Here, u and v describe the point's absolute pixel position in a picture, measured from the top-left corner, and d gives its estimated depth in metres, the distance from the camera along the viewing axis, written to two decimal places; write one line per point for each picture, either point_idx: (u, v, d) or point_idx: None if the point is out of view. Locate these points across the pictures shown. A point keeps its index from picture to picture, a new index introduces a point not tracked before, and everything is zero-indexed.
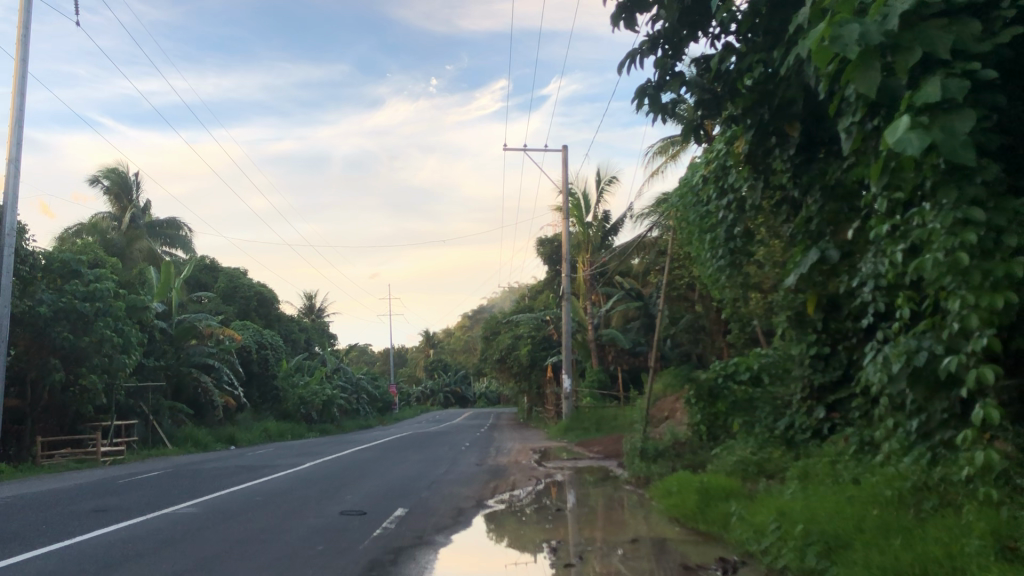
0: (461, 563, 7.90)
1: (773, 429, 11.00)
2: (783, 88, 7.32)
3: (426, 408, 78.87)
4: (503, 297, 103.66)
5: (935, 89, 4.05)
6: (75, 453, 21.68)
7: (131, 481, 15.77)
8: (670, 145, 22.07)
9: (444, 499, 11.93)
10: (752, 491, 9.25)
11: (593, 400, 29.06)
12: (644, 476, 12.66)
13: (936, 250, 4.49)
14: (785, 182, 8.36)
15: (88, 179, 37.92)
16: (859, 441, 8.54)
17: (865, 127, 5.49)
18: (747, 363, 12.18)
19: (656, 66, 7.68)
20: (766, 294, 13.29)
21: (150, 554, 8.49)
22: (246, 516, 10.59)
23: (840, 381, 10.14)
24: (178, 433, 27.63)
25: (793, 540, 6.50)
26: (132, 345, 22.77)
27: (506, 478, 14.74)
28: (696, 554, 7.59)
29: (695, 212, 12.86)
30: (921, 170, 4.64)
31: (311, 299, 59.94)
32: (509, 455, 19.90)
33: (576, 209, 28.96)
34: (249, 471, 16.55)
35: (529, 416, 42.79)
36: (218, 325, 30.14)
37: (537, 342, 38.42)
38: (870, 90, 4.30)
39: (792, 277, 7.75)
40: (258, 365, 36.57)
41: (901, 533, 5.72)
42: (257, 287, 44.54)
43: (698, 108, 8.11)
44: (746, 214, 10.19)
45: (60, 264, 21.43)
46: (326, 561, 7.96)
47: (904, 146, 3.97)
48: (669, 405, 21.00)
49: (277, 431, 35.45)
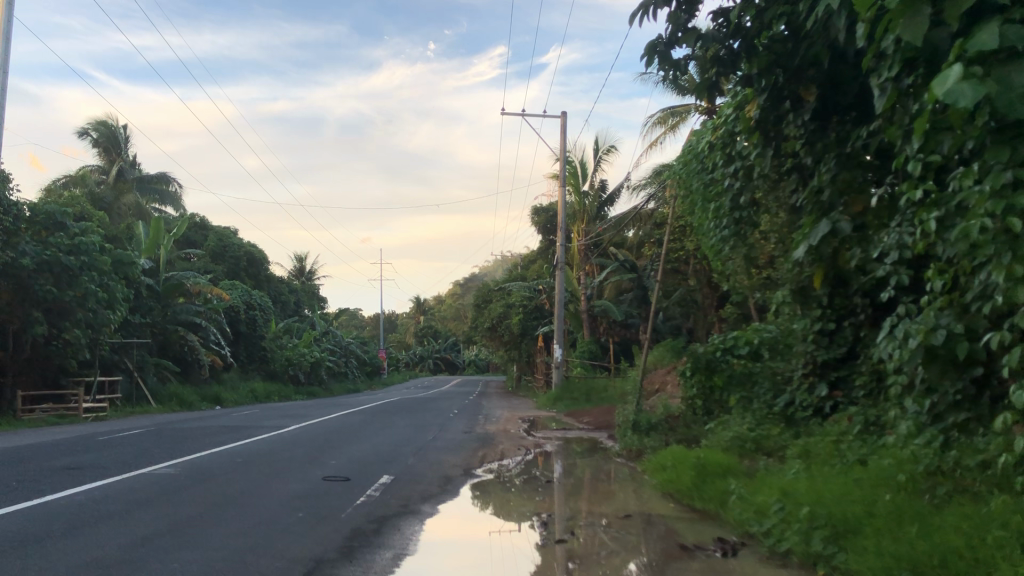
0: (449, 532, 7.57)
1: (771, 406, 10.68)
2: (806, 46, 6.93)
3: (414, 373, 78.89)
4: (496, 265, 103.25)
5: (993, 34, 3.59)
6: (57, 408, 21.30)
7: (111, 438, 15.43)
8: (671, 116, 21.57)
9: (431, 467, 11.61)
10: (751, 468, 8.94)
11: (584, 370, 28.83)
12: (637, 449, 12.35)
13: (985, 213, 4.15)
14: (797, 149, 8.00)
15: (77, 131, 37.20)
16: (864, 422, 8.26)
17: (900, 84, 5.18)
18: (747, 338, 11.80)
19: (670, 21, 7.23)
20: (766, 269, 12.95)
21: (124, 515, 8.10)
22: (227, 477, 10.25)
23: (845, 357, 9.89)
24: (163, 391, 27.34)
25: (798, 523, 6.18)
26: (117, 301, 22.46)
27: (495, 447, 14.39)
28: (691, 534, 7.23)
29: (698, 180, 12.46)
30: (969, 129, 4.24)
31: (301, 261, 59.46)
32: (498, 424, 19.53)
33: (572, 177, 28.50)
34: (231, 431, 16.22)
35: (518, 385, 42.69)
36: (207, 283, 29.68)
37: (529, 311, 38.18)
38: (916, 38, 3.87)
39: (801, 248, 7.15)
40: (246, 325, 36.17)
41: (919, 519, 5.42)
42: (246, 246, 43.94)
43: (712, 65, 7.49)
44: (753, 183, 9.79)
45: (45, 216, 20.86)
46: (306, 529, 7.57)
47: (955, 98, 3.50)
48: (660, 378, 20.79)
49: (263, 392, 35.13)
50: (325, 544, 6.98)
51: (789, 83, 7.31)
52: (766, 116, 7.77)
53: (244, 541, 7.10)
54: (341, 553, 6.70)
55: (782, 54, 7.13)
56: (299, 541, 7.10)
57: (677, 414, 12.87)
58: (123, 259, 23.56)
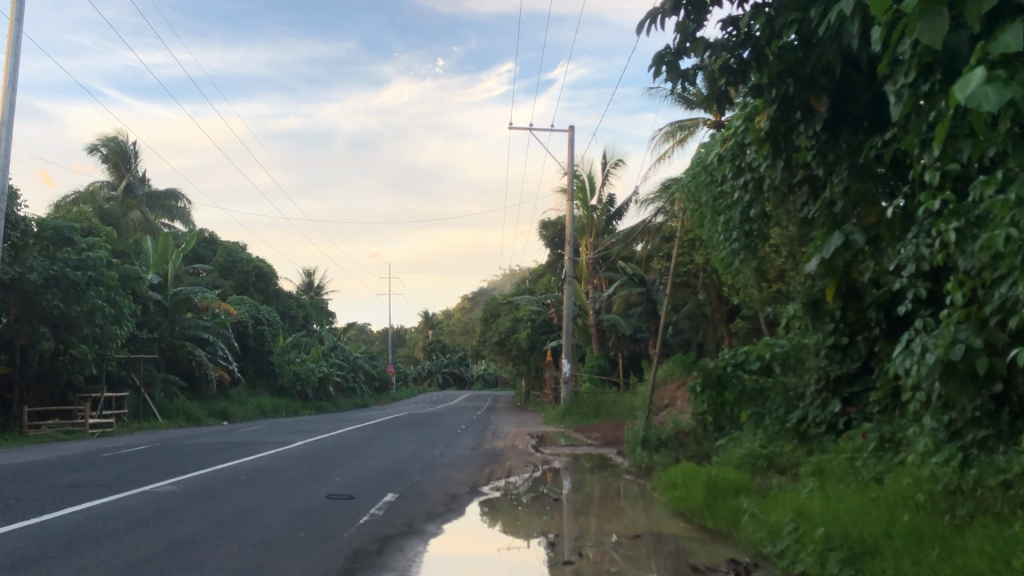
0: (454, 552, 7.38)
1: (784, 422, 10.47)
2: (818, 53, 6.75)
3: (422, 388, 78.93)
4: (504, 279, 103.50)
5: (1017, 35, 3.39)
6: (64, 423, 21.12)
7: (115, 454, 15.28)
8: (678, 129, 21.44)
9: (438, 485, 11.44)
10: (763, 486, 8.75)
11: (593, 384, 28.69)
12: (646, 465, 12.16)
13: (1008, 224, 3.98)
14: (809, 161, 7.82)
15: (86, 147, 37.26)
16: (879, 439, 8.08)
17: (917, 91, 5.01)
18: (758, 353, 11.40)
19: (677, 30, 7.07)
20: (776, 282, 12.75)
21: (120, 535, 7.89)
22: (229, 496, 10.10)
23: (859, 372, 9.72)
24: (171, 406, 27.25)
25: (813, 543, 5.95)
26: (124, 316, 22.40)
27: (503, 463, 14.22)
28: (703, 554, 7.02)
29: (707, 193, 12.30)
30: (991, 136, 4.08)
31: (310, 275, 59.57)
32: (505, 440, 19.37)
33: (580, 192, 28.37)
34: (237, 447, 16.06)
35: (526, 400, 42.55)
36: (215, 298, 29.63)
37: (537, 325, 38.04)
38: (935, 39, 3.64)
39: (813, 261, 6.97)
40: (254, 341, 36.05)
41: (938, 542, 5.22)
42: (255, 261, 43.97)
43: (722, 74, 7.33)
44: (764, 195, 9.59)
45: (53, 232, 20.80)
46: (308, 549, 7.40)
47: (979, 101, 3.28)
48: (669, 393, 20.63)
49: (271, 407, 35.07)
50: (327, 566, 6.80)
51: (799, 93, 7.11)
52: (777, 127, 7.58)
53: (243, 562, 6.93)
54: None
55: (793, 64, 6.95)
56: (300, 562, 6.93)
57: (687, 429, 12.63)
58: (130, 274, 23.53)
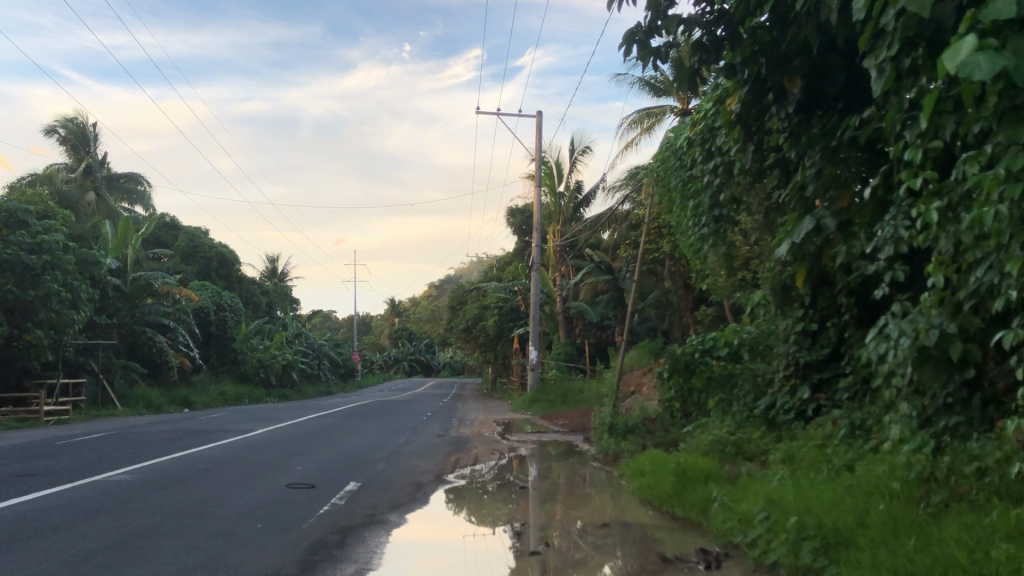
0: (419, 541, 7.14)
1: (752, 409, 10.37)
2: (795, 30, 6.62)
3: (388, 376, 78.52)
4: (471, 267, 103.39)
5: (1010, 3, 3.18)
6: (16, 411, 20.41)
7: (69, 442, 14.82)
8: (646, 116, 21.27)
9: (402, 473, 11.23)
10: (732, 474, 8.64)
11: (560, 372, 28.55)
12: (613, 453, 12.01)
13: (999, 200, 3.82)
14: (780, 144, 7.65)
15: (44, 128, 36.28)
16: (849, 426, 7.99)
17: (899, 66, 4.89)
18: (727, 339, 11.53)
19: (649, 8, 6.86)
20: (742, 270, 12.66)
21: (69, 526, 7.54)
22: (187, 486, 9.78)
23: (828, 358, 9.67)
24: (130, 393, 26.64)
25: (786, 533, 5.82)
26: (81, 302, 21.74)
27: (469, 451, 14.02)
28: (672, 543, 6.85)
29: (677, 177, 12.10)
30: (980, 109, 3.93)
31: (274, 262, 58.76)
32: (472, 428, 19.16)
33: (548, 178, 28.14)
34: (195, 436, 15.66)
35: (494, 388, 42.36)
36: (175, 284, 29.06)
37: (504, 313, 37.81)
38: (924, 9, 3.48)
39: (785, 246, 6.80)
40: (216, 327, 35.46)
41: (915, 531, 5.11)
42: (218, 246, 43.21)
43: (696, 52, 7.16)
44: (733, 179, 9.39)
45: (6, 214, 20.21)
46: (265, 541, 7.13)
47: (970, 71, 3.09)
48: (636, 380, 20.54)
49: (234, 395, 34.48)
50: (285, 559, 6.51)
51: (772, 74, 6.98)
52: (748, 111, 7.46)
53: (197, 554, 6.63)
54: (300, 567, 6.23)
55: (767, 43, 6.78)
56: (257, 554, 6.65)
57: (655, 416, 12.53)
58: (88, 258, 22.92)
